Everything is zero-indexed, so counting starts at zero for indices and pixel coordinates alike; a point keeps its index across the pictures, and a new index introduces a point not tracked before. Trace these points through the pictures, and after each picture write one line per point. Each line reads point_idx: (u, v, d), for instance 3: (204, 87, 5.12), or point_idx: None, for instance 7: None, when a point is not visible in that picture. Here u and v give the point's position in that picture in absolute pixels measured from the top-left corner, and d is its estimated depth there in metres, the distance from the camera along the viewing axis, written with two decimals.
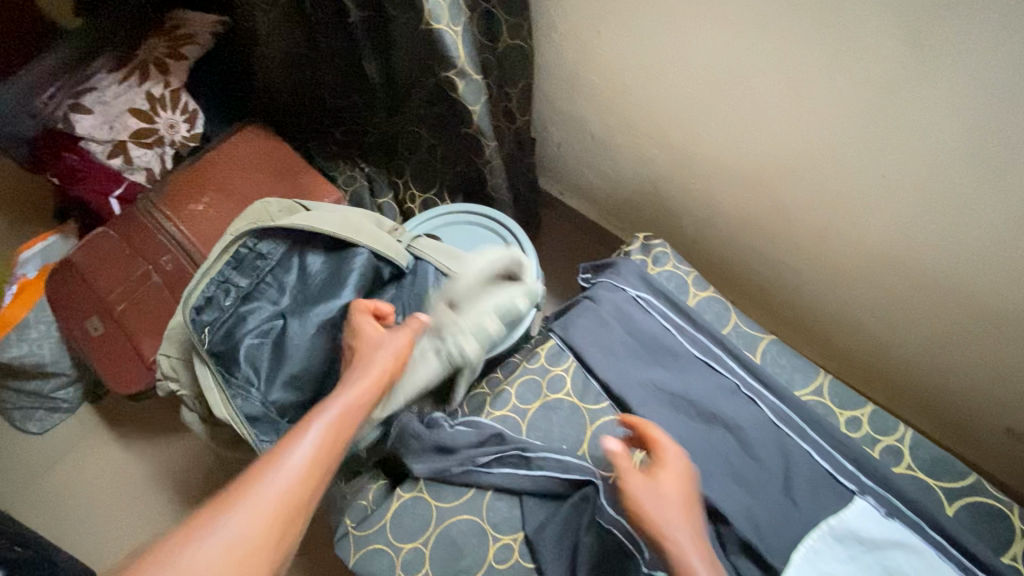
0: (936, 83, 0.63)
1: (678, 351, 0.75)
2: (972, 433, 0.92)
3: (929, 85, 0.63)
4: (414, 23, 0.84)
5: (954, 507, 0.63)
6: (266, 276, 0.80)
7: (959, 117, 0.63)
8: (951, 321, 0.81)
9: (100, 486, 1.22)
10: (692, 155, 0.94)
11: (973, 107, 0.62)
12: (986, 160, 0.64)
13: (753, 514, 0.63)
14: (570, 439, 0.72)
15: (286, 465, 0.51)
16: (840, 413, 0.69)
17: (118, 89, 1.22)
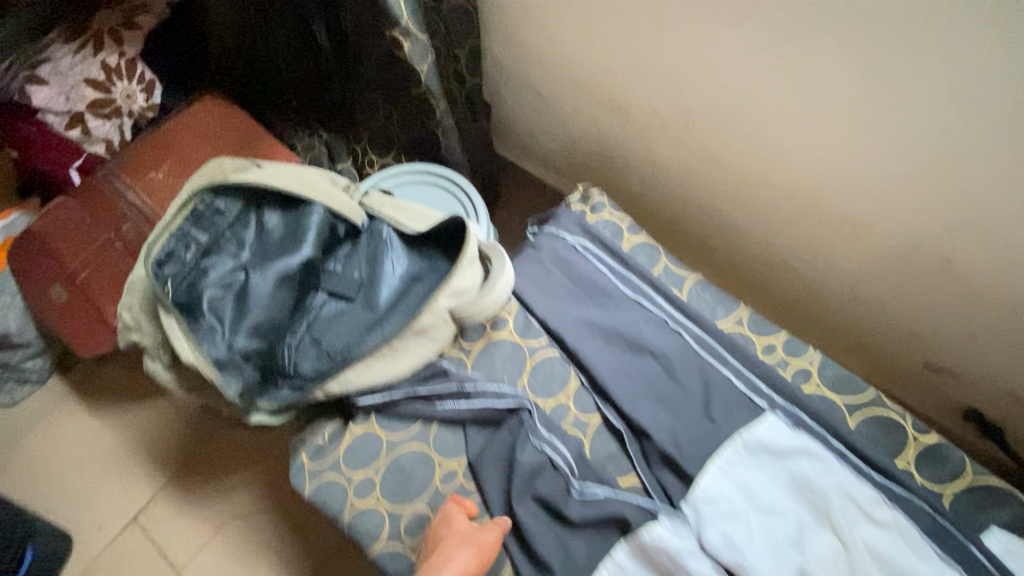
0: (835, 27, 0.68)
1: (613, 292, 0.80)
2: (894, 367, 1.00)
3: (829, 29, 0.68)
4: None
5: (855, 418, 0.70)
6: (225, 232, 0.77)
7: (858, 59, 0.69)
8: (871, 259, 0.88)
9: (72, 452, 1.24)
10: (631, 113, 0.99)
11: (869, 48, 0.67)
12: (880, 98, 0.71)
13: (674, 431, 0.70)
14: (512, 374, 0.77)
15: None
16: (758, 341, 0.76)
17: (73, 60, 1.22)
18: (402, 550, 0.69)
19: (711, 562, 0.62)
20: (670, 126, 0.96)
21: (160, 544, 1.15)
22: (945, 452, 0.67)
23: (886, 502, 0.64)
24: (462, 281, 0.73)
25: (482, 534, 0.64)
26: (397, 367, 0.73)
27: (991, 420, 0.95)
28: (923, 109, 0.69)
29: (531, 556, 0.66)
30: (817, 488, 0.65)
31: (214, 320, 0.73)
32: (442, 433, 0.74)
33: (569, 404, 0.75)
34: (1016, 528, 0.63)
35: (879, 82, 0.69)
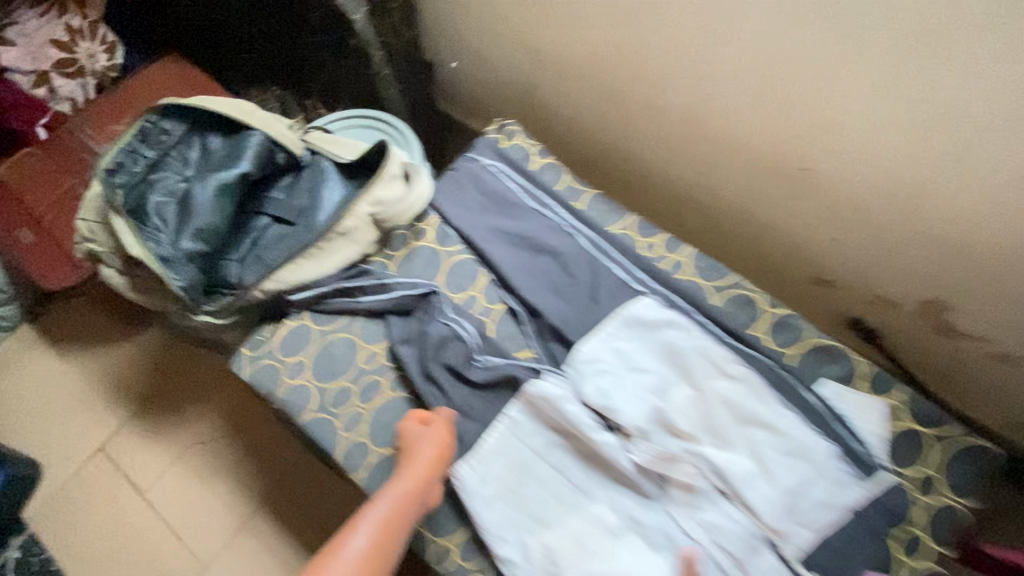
0: None
1: (519, 204, 0.91)
2: (788, 283, 1.13)
3: None
4: None
5: (719, 297, 0.81)
6: (171, 151, 0.86)
7: None
8: (753, 177, 1.00)
9: (42, 393, 1.31)
10: (549, 57, 1.11)
11: None
12: (732, 23, 0.82)
13: (564, 312, 0.82)
14: (430, 275, 0.87)
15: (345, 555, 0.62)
16: (642, 241, 0.87)
17: (38, 22, 1.29)
18: (327, 417, 0.78)
19: (586, 408, 0.74)
20: (580, 68, 1.08)
21: (126, 470, 1.22)
22: (791, 321, 0.78)
23: (738, 360, 0.75)
24: (383, 192, 0.83)
25: (437, 430, 0.72)
26: (325, 265, 0.83)
27: (871, 325, 1.06)
28: (767, 32, 0.80)
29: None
30: (680, 350, 0.76)
31: (159, 222, 0.82)
32: (366, 323, 0.84)
33: (478, 297, 0.85)
34: (845, 378, 0.75)
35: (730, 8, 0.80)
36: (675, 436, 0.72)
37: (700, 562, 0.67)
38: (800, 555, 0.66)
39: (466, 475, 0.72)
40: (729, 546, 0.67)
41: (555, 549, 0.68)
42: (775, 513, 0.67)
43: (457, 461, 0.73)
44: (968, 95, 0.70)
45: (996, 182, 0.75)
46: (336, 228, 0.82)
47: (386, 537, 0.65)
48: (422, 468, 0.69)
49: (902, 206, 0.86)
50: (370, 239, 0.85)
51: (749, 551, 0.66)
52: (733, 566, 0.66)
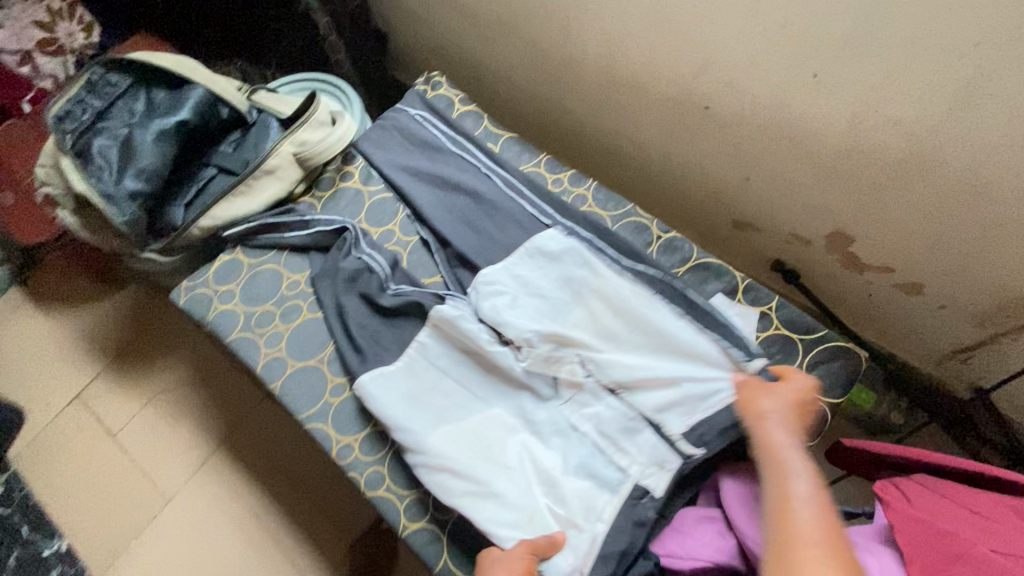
0: None
1: (441, 148, 0.95)
2: (714, 229, 1.17)
3: None
4: None
5: (616, 225, 0.87)
6: (117, 101, 0.94)
7: None
8: (664, 122, 1.04)
9: (26, 347, 1.42)
10: (478, 18, 1.16)
11: None
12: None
13: (474, 245, 0.87)
14: (352, 212, 0.94)
15: None
16: (550, 176, 0.93)
17: (23, 6, 1.41)
18: (252, 337, 0.86)
19: (484, 326, 0.80)
20: (506, 28, 1.13)
21: (100, 415, 1.33)
22: (678, 243, 0.84)
23: (630, 276, 0.79)
24: (308, 134, 0.92)
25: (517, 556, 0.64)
26: (253, 200, 0.91)
27: (790, 266, 1.11)
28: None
29: (352, 338, 0.83)
30: (576, 272, 0.80)
31: (102, 164, 0.90)
32: (291, 256, 0.92)
33: (395, 230, 0.92)
34: (726, 293, 0.81)
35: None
36: (567, 344, 0.77)
37: (581, 448, 0.74)
38: (681, 432, 0.71)
39: (370, 382, 0.78)
40: (608, 431, 0.73)
41: (449, 445, 0.73)
42: (652, 401, 0.73)
43: (360, 370, 0.80)
44: (823, 23, 0.74)
45: (862, 104, 0.79)
46: (263, 167, 0.90)
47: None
48: None
49: (789, 138, 0.90)
50: (297, 178, 0.93)
51: (626, 431, 0.73)
52: (611, 448, 0.73)
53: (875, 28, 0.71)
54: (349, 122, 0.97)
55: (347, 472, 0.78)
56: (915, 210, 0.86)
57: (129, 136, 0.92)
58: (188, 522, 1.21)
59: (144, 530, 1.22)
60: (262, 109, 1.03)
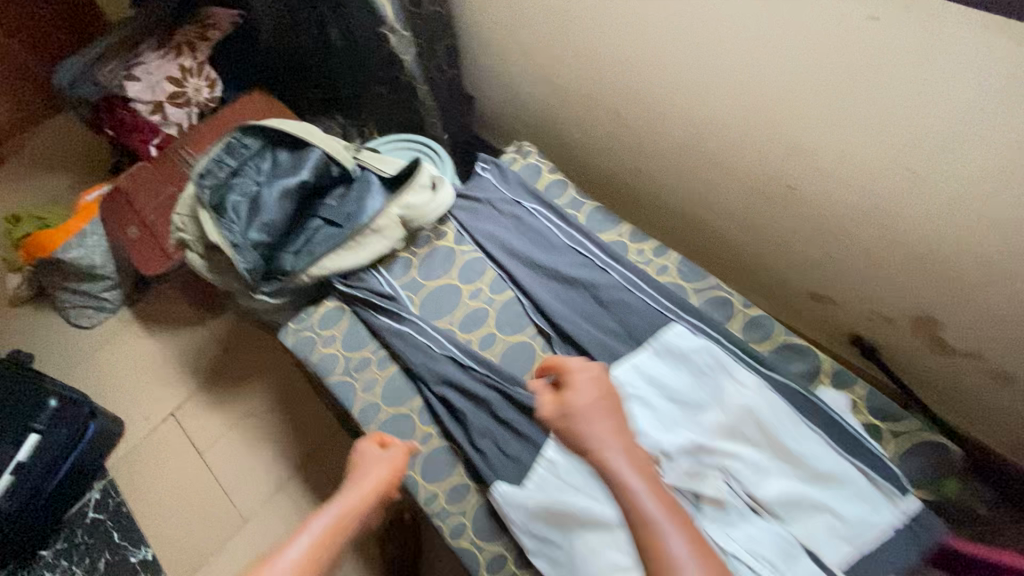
0: (672, 14, 0.93)
1: (555, 242, 0.99)
2: (790, 299, 1.18)
3: (672, 14, 0.93)
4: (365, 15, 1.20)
5: (698, 298, 0.90)
6: (248, 161, 1.07)
7: (692, 35, 0.93)
8: (746, 196, 1.07)
9: (131, 363, 1.57)
10: (565, 89, 1.24)
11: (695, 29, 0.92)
12: (713, 52, 0.92)
13: (574, 322, 0.90)
14: (445, 268, 1.02)
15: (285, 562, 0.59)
16: (632, 246, 0.97)
17: (159, 62, 1.59)
18: (350, 381, 0.93)
19: None
20: (590, 99, 1.21)
21: (190, 433, 1.44)
22: (762, 320, 0.86)
23: (767, 386, 0.79)
24: (412, 198, 1.01)
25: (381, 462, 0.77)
26: (359, 254, 1.00)
27: (870, 342, 1.10)
28: (741, 62, 0.90)
29: (451, 407, 0.88)
30: (709, 374, 0.81)
31: (233, 217, 1.02)
32: (381, 317, 0.97)
33: (484, 288, 0.98)
34: (811, 374, 0.82)
35: (704, 37, 0.91)
36: (707, 453, 0.76)
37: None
38: (838, 563, 0.70)
39: (505, 492, 0.79)
40: (764, 553, 0.70)
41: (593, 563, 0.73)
42: (804, 528, 0.72)
43: (495, 480, 0.81)
44: (913, 121, 0.78)
45: (952, 198, 0.81)
46: (371, 226, 0.99)
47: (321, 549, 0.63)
48: (378, 480, 0.74)
49: (878, 223, 0.92)
50: (398, 238, 1.01)
51: (784, 556, 0.70)
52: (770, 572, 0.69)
53: (980, 128, 0.73)
54: (447, 184, 1.06)
55: (432, 519, 0.83)
56: (1007, 302, 0.85)
57: (257, 193, 1.04)
58: (262, 543, 1.28)
59: (221, 547, 1.30)
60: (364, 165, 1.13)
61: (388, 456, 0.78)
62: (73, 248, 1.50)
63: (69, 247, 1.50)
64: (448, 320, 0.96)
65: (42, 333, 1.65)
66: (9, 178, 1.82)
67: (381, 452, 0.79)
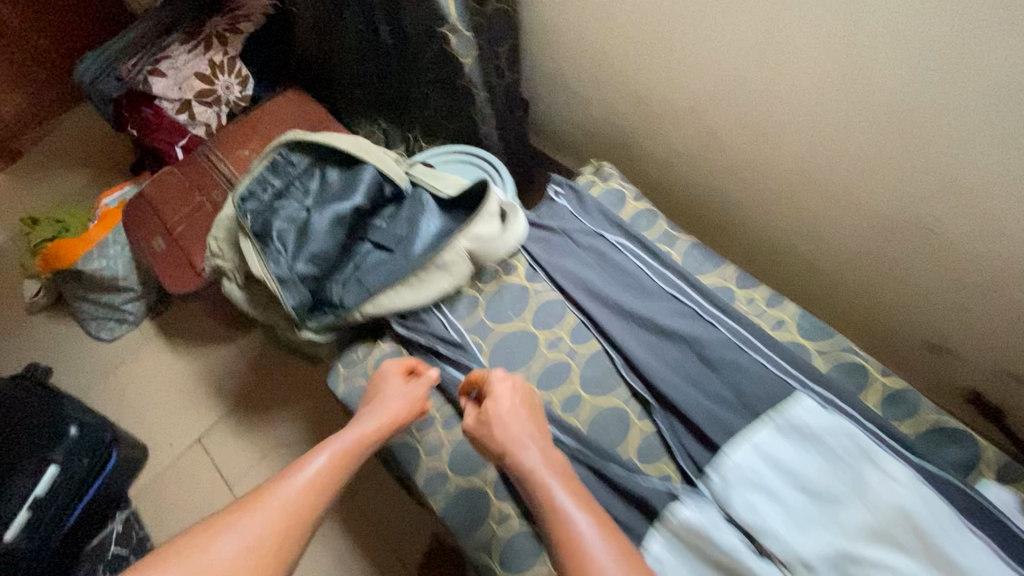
0: (801, 26, 0.79)
1: (647, 285, 0.86)
2: (897, 346, 1.04)
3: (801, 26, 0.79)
4: (421, 12, 1.08)
5: (824, 362, 0.77)
6: (294, 180, 0.96)
7: (824, 52, 0.79)
8: (862, 233, 0.94)
9: (155, 382, 1.47)
10: (647, 100, 1.10)
11: (828, 45, 0.78)
12: (854, 72, 0.78)
13: (677, 385, 0.77)
14: (518, 309, 0.90)
15: (299, 478, 0.64)
16: (740, 293, 0.84)
17: (187, 57, 1.46)
18: (411, 442, 0.82)
19: (737, 529, 0.68)
20: (677, 114, 1.07)
21: (218, 462, 1.34)
22: (905, 394, 0.74)
23: (918, 478, 0.67)
24: (481, 229, 0.88)
25: (405, 394, 0.79)
26: (422, 293, 0.88)
27: (992, 402, 0.97)
28: (891, 86, 0.76)
29: None
30: (847, 460, 0.69)
31: (279, 247, 0.91)
32: (449, 369, 0.86)
33: (564, 337, 0.86)
34: (966, 463, 0.70)
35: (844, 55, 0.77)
36: (852, 561, 0.64)
37: None
38: None
39: None
40: None
41: None
42: None
43: None
44: None
45: None
46: (437, 261, 0.87)
47: (338, 469, 0.68)
48: (393, 413, 0.76)
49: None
50: (465, 274, 0.89)
51: None
52: None
53: None
54: (518, 211, 0.93)
55: None
56: None
57: (304, 217, 0.94)
58: None
59: None
60: (419, 182, 1.00)
61: (407, 392, 0.79)
62: (95, 259, 1.40)
63: (90, 258, 1.39)
64: (523, 375, 0.84)
65: (58, 345, 1.55)
66: (26, 177, 1.71)
67: (399, 388, 0.80)
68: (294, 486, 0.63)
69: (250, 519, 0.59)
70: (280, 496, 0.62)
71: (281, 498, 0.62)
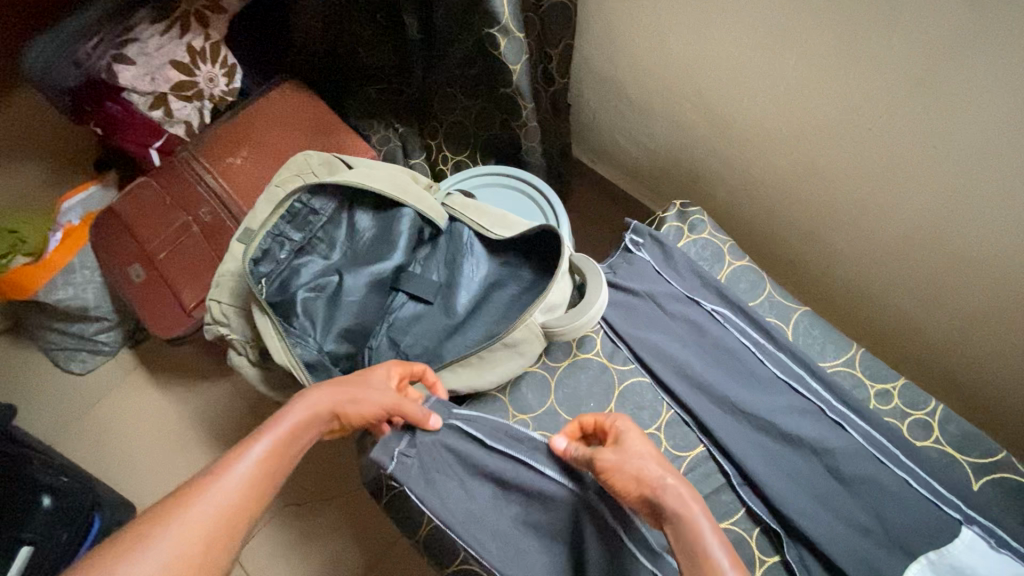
0: (975, 61, 0.61)
1: (758, 371, 0.71)
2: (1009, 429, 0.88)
3: (977, 59, 0.60)
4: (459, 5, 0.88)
5: (980, 482, 0.64)
6: (317, 232, 0.79)
7: (1003, 98, 0.61)
8: (995, 305, 0.76)
9: (138, 425, 1.28)
10: (731, 124, 0.91)
11: (1010, 89, 0.60)
12: None
13: (806, 510, 0.63)
14: (597, 397, 0.74)
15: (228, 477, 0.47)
16: (870, 385, 0.70)
17: (158, 41, 1.18)
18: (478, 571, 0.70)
19: None
20: (768, 143, 0.88)
21: None
22: None
23: None
24: (555, 295, 0.72)
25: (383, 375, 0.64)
26: (483, 375, 0.72)
27: None
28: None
29: None
30: None
31: (306, 320, 0.76)
32: (499, 456, 0.68)
33: (659, 436, 0.71)
34: None
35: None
36: None
37: None
38: None
39: None
40: None
41: None
42: None
43: None
44: None
45: None
46: (504, 340, 0.70)
47: (280, 461, 0.51)
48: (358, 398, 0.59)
49: None
50: (537, 351, 0.73)
51: None
52: None
53: None
54: (595, 266, 0.76)
55: None
56: None
57: (333, 280, 0.79)
58: None
59: None
60: (460, 219, 0.82)
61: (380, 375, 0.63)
62: (58, 288, 1.18)
63: (54, 287, 1.17)
64: None
65: (19, 378, 1.34)
66: None
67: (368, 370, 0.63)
68: (221, 492, 0.46)
69: (168, 533, 0.43)
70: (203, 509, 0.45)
71: (206, 508, 0.45)
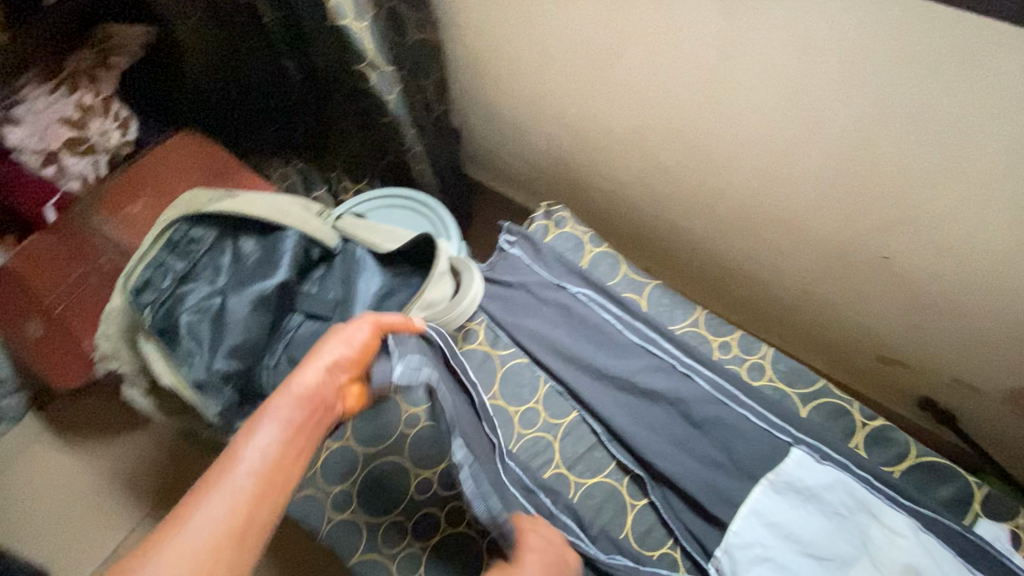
0: (743, 62, 0.72)
1: (618, 339, 0.79)
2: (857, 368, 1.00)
3: (744, 60, 0.72)
4: (332, 46, 0.94)
5: (806, 408, 0.73)
6: (200, 259, 0.84)
7: (770, 89, 0.72)
8: (814, 258, 0.88)
9: (48, 489, 1.23)
10: (586, 130, 1.01)
11: (773, 81, 0.71)
12: (803, 101, 0.71)
13: (662, 452, 0.72)
14: (482, 382, 0.81)
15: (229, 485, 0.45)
16: (713, 340, 0.79)
17: (46, 101, 1.20)
18: (382, 561, 0.72)
19: None
20: (617, 144, 0.99)
21: None
22: (891, 435, 0.71)
23: (917, 527, 0.65)
24: (434, 293, 0.78)
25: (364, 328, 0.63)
26: None
27: (951, 414, 0.95)
28: (852, 115, 0.69)
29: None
30: (848, 516, 0.66)
31: (192, 342, 0.80)
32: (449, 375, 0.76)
33: (539, 409, 0.78)
34: (957, 502, 0.67)
35: (804, 84, 0.69)
36: None
37: None
38: None
39: None
40: None
41: None
42: None
43: None
44: None
45: None
46: None
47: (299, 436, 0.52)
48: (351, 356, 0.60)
49: (1002, 305, 0.75)
50: None
51: None
52: None
53: None
54: (472, 266, 0.83)
55: None
56: None
57: (217, 303, 0.83)
58: None
59: None
60: (352, 238, 0.87)
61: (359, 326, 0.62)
62: None
63: None
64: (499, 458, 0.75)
65: None
66: None
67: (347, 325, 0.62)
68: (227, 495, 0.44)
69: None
70: (209, 514, 0.43)
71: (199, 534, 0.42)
